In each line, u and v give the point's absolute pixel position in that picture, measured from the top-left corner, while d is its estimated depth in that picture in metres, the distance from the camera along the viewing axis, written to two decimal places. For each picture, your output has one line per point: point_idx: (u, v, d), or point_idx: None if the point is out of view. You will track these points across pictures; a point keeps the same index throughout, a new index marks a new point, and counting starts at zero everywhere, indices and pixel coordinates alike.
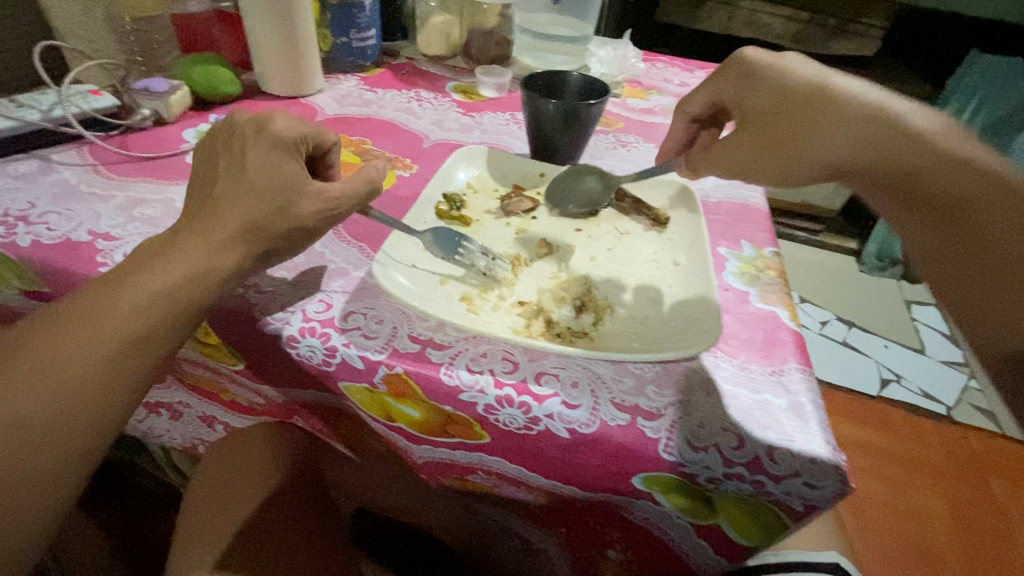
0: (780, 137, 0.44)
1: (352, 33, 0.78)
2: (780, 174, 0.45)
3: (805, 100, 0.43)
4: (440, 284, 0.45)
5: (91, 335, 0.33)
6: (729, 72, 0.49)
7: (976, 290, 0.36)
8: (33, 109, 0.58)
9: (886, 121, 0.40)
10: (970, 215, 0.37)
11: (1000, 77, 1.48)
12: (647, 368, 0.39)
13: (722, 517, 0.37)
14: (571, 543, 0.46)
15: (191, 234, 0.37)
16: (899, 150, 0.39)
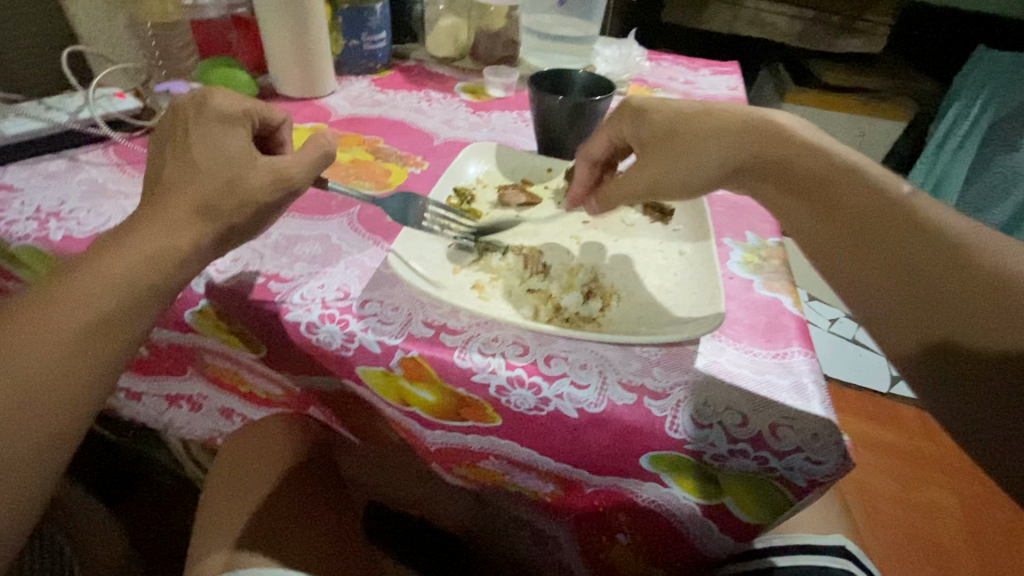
0: (672, 154, 0.44)
1: (363, 36, 0.80)
2: (675, 185, 0.45)
3: (686, 119, 0.44)
4: (453, 273, 0.46)
5: (53, 319, 0.34)
6: (624, 110, 0.48)
7: (878, 286, 0.36)
8: (61, 112, 0.60)
9: (769, 133, 0.42)
10: (853, 211, 0.37)
11: (1010, 69, 1.48)
12: (654, 351, 0.41)
13: (728, 496, 0.38)
14: (580, 528, 0.47)
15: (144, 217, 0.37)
16: (774, 153, 0.41)
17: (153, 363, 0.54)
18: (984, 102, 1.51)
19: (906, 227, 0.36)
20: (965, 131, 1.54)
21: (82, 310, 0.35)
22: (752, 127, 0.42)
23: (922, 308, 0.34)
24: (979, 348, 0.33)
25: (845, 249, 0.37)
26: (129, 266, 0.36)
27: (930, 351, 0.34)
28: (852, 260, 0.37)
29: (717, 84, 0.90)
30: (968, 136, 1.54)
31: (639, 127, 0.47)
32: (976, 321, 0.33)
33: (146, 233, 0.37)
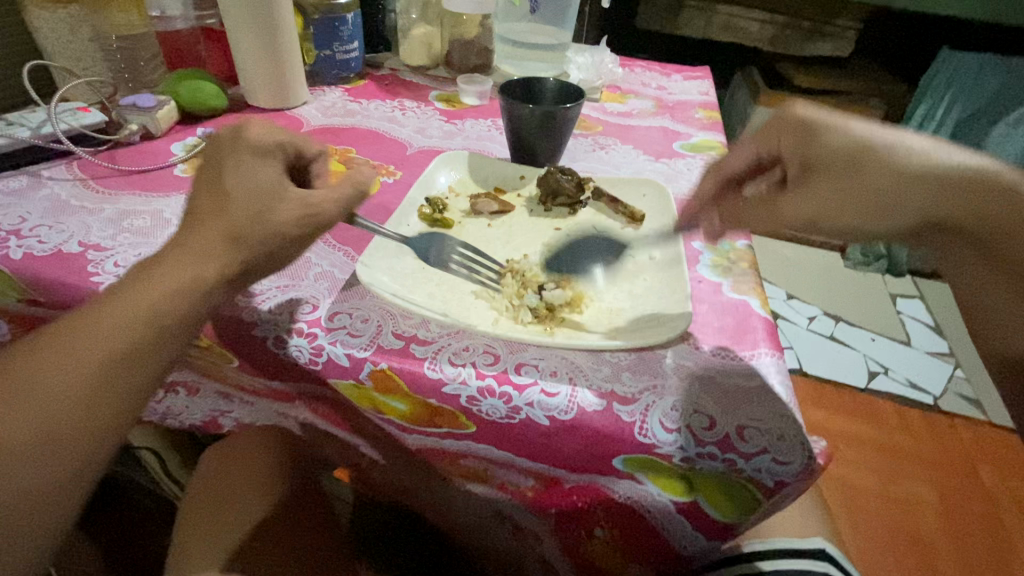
0: (845, 193, 0.39)
1: (335, 46, 0.80)
2: (867, 219, 0.39)
3: (884, 168, 0.39)
4: (425, 283, 0.46)
5: (35, 395, 0.33)
6: (780, 126, 0.43)
7: None
8: (22, 126, 0.59)
9: (967, 181, 0.38)
10: None
11: (973, 72, 1.53)
12: (623, 357, 0.41)
13: (700, 493, 0.38)
14: (560, 527, 0.45)
15: (133, 287, 0.36)
16: (994, 211, 0.38)
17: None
18: (947, 106, 1.57)
19: None
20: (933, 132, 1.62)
21: (64, 386, 0.33)
22: (979, 186, 0.38)
23: None
24: None
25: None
26: (118, 339, 0.34)
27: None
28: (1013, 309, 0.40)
29: (688, 89, 0.92)
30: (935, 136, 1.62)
31: (792, 153, 0.42)
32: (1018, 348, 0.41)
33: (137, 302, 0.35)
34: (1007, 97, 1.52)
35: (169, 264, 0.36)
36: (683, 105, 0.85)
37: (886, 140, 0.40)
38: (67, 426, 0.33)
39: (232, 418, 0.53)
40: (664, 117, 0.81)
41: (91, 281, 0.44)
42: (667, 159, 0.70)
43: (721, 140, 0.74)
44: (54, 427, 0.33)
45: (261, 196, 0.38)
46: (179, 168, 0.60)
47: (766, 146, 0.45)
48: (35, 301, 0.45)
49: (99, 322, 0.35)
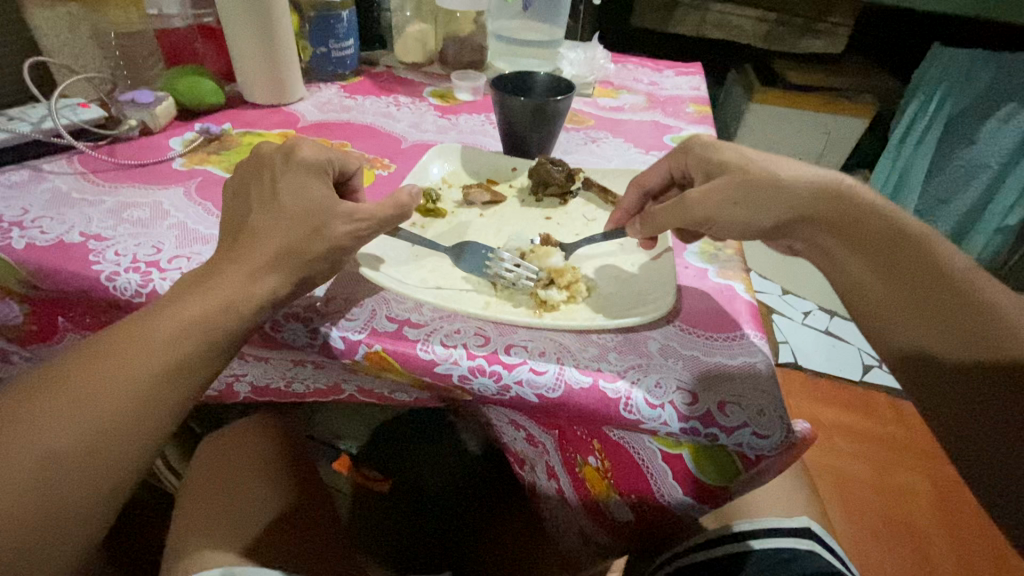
0: (738, 189, 0.44)
1: (331, 43, 0.81)
2: (749, 207, 0.43)
3: (761, 172, 0.44)
4: (417, 271, 0.47)
5: (80, 412, 0.33)
6: (688, 147, 0.50)
7: (930, 324, 0.37)
8: (23, 122, 0.60)
9: (828, 188, 0.43)
10: (923, 284, 0.38)
11: (965, 66, 1.54)
12: (610, 338, 0.42)
13: (687, 451, 0.39)
14: (562, 444, 0.49)
15: (155, 320, 0.36)
16: (841, 208, 0.42)
17: (41, 328, 0.49)
18: (940, 100, 1.58)
19: (949, 288, 0.37)
20: (925, 126, 1.62)
21: (87, 424, 0.33)
22: (829, 190, 0.43)
23: (962, 335, 0.36)
24: (954, 364, 0.35)
25: (904, 309, 0.38)
26: (144, 374, 0.35)
27: (926, 373, 0.36)
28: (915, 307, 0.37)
29: (680, 84, 0.93)
30: (928, 131, 1.62)
31: (700, 165, 0.49)
32: (931, 335, 0.37)
33: (163, 335, 0.35)
34: (1000, 92, 1.52)
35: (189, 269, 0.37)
36: (674, 100, 0.87)
37: (772, 159, 0.46)
38: (102, 450, 0.34)
39: (247, 382, 0.52)
40: (656, 112, 0.83)
41: (92, 269, 0.45)
42: (657, 152, 0.71)
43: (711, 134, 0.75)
44: (90, 452, 0.33)
45: (298, 201, 0.40)
46: (178, 162, 0.61)
47: (679, 164, 0.51)
48: (38, 289, 0.46)
49: (121, 357, 0.35)
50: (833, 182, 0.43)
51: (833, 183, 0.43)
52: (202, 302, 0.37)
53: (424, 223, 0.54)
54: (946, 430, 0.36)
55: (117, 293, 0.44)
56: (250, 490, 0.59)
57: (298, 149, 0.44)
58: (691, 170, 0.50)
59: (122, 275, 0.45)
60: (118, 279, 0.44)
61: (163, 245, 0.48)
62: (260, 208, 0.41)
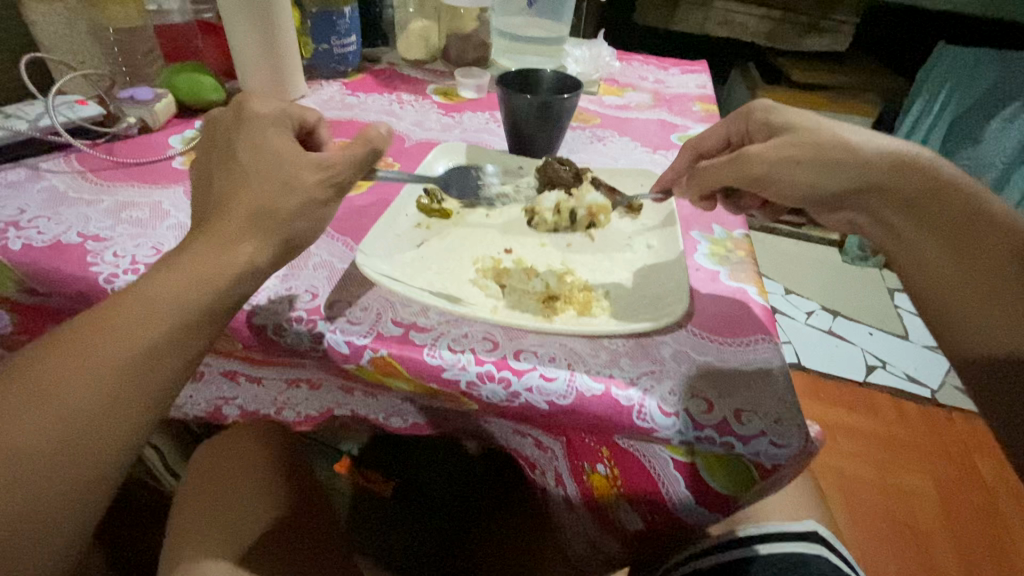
0: (808, 150, 0.44)
1: (333, 40, 0.80)
2: (815, 167, 0.43)
3: (830, 135, 0.44)
4: (424, 273, 0.46)
5: (72, 392, 0.32)
6: (751, 110, 0.51)
7: (999, 307, 0.37)
8: (20, 119, 0.59)
9: (909, 162, 0.42)
10: (996, 269, 0.38)
11: (969, 64, 1.55)
12: (622, 343, 0.41)
13: (699, 459, 0.39)
14: (570, 450, 0.47)
15: (127, 315, 0.34)
16: (921, 186, 0.41)
17: (30, 334, 0.48)
18: (946, 98, 1.58)
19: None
20: (930, 124, 1.63)
21: (81, 404, 0.32)
22: (910, 162, 0.42)
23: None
24: (1010, 341, 0.36)
25: (971, 288, 0.38)
26: (121, 375, 0.33)
27: (976, 352, 0.37)
28: (984, 287, 0.38)
29: (686, 82, 0.92)
30: (933, 129, 1.63)
31: (761, 128, 0.49)
32: (990, 316, 0.37)
33: (131, 336, 0.34)
34: (1004, 91, 1.51)
35: (192, 274, 0.36)
36: (681, 98, 0.86)
37: (843, 126, 0.46)
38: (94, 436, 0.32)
39: (236, 405, 0.54)
40: (662, 110, 0.82)
41: (91, 270, 0.44)
42: (665, 151, 0.70)
43: None
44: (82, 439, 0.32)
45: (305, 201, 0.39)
46: (178, 160, 0.60)
47: (739, 129, 0.53)
48: (34, 291, 0.45)
49: (68, 372, 0.32)
50: (915, 155, 0.43)
51: (916, 157, 0.43)
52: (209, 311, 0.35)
53: (430, 224, 0.53)
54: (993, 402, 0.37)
55: (115, 295, 0.43)
56: (250, 494, 0.58)
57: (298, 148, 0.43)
58: (754, 132, 0.50)
59: (120, 277, 0.43)
60: (117, 281, 0.43)
61: (162, 245, 0.47)
62: None
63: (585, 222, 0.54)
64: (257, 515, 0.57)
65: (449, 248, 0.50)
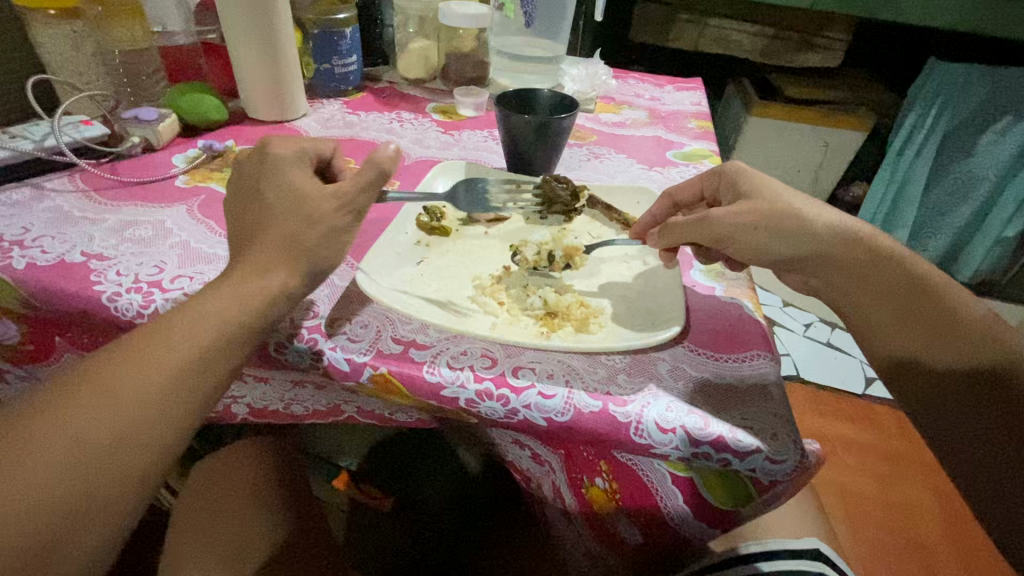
0: (766, 219, 0.44)
1: (334, 59, 0.82)
2: (772, 236, 0.44)
3: (786, 207, 0.45)
4: (423, 291, 0.47)
5: (124, 394, 0.33)
6: (723, 169, 0.51)
7: (931, 345, 0.41)
8: (26, 139, 0.59)
9: (842, 230, 0.44)
10: (925, 315, 0.42)
11: (960, 81, 1.54)
12: (619, 359, 0.42)
13: (696, 473, 0.39)
14: (567, 465, 0.48)
15: (170, 329, 0.36)
16: (857, 252, 0.44)
17: (38, 347, 0.49)
18: (937, 113, 1.59)
19: (947, 315, 0.42)
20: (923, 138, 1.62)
21: (130, 405, 0.33)
22: (857, 237, 0.44)
23: (952, 346, 0.41)
24: (948, 368, 0.40)
25: (909, 336, 0.42)
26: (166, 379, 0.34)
27: (929, 381, 0.41)
28: (913, 334, 0.42)
29: (682, 100, 0.93)
30: (926, 142, 1.63)
31: (728, 189, 0.50)
32: (932, 352, 0.41)
33: (177, 345, 0.35)
34: (994, 106, 1.54)
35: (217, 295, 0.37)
36: (676, 115, 0.87)
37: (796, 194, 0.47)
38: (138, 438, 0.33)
39: (245, 404, 0.51)
40: (658, 127, 0.83)
41: (94, 289, 0.44)
42: (660, 168, 0.71)
43: (714, 149, 0.75)
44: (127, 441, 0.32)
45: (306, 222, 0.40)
46: (181, 179, 0.61)
47: (712, 186, 0.52)
48: (39, 309, 0.45)
49: (64, 419, 0.31)
50: (846, 223, 0.45)
51: (847, 226, 0.45)
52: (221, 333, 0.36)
53: (429, 242, 0.53)
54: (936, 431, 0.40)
55: (118, 314, 0.43)
56: (253, 513, 0.58)
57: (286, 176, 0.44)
58: (720, 193, 0.51)
59: (124, 295, 0.44)
60: (120, 300, 0.44)
61: (165, 264, 0.48)
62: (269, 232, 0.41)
63: (561, 262, 0.52)
64: (257, 531, 0.57)
65: (448, 267, 0.50)
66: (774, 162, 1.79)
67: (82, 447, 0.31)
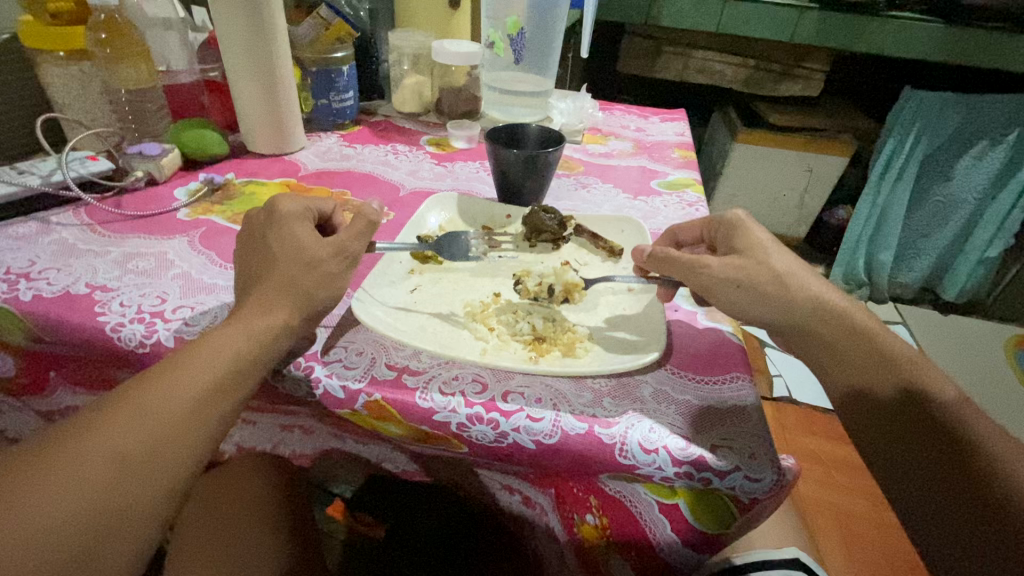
0: (751, 257, 0.48)
1: (332, 95, 0.85)
2: (751, 264, 0.47)
3: (765, 251, 0.48)
4: (415, 320, 0.49)
5: (147, 420, 0.34)
6: (722, 215, 0.54)
7: (881, 385, 0.43)
8: (33, 175, 0.62)
9: (797, 270, 0.47)
10: (874, 357, 0.44)
11: (935, 109, 1.59)
12: (604, 383, 0.44)
13: (682, 498, 0.41)
14: (561, 506, 0.47)
15: (187, 360, 0.37)
16: (815, 294, 0.46)
17: (33, 380, 0.50)
18: (915, 139, 1.64)
19: (892, 358, 0.44)
20: (902, 163, 1.67)
21: (152, 431, 0.34)
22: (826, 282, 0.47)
23: (895, 387, 0.42)
24: (897, 409, 0.41)
25: (859, 375, 0.43)
26: (187, 407, 0.35)
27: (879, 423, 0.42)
28: (863, 372, 0.43)
29: (666, 130, 0.97)
30: (906, 167, 1.67)
31: (724, 229, 0.52)
32: (880, 391, 0.43)
33: (195, 375, 0.37)
34: (969, 132, 1.60)
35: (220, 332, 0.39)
36: (660, 146, 0.91)
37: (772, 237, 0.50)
38: (160, 463, 0.34)
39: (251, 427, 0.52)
40: (642, 157, 0.86)
41: (98, 320, 0.46)
42: (645, 197, 0.74)
43: (696, 179, 0.78)
44: (149, 465, 0.33)
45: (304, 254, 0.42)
46: (183, 212, 0.63)
47: (709, 230, 0.55)
48: (42, 340, 0.47)
49: (72, 454, 0.32)
50: (802, 265, 0.48)
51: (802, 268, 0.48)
52: (225, 364, 0.38)
53: (422, 270, 0.56)
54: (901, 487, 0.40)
55: (121, 344, 0.45)
56: (255, 535, 0.58)
57: (287, 212, 0.46)
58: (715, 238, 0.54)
59: (127, 326, 0.46)
60: (123, 330, 0.45)
61: (167, 295, 0.50)
62: (270, 264, 0.43)
63: (561, 297, 0.53)
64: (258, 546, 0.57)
65: (441, 295, 0.53)
66: (760, 186, 1.84)
67: (108, 472, 0.32)
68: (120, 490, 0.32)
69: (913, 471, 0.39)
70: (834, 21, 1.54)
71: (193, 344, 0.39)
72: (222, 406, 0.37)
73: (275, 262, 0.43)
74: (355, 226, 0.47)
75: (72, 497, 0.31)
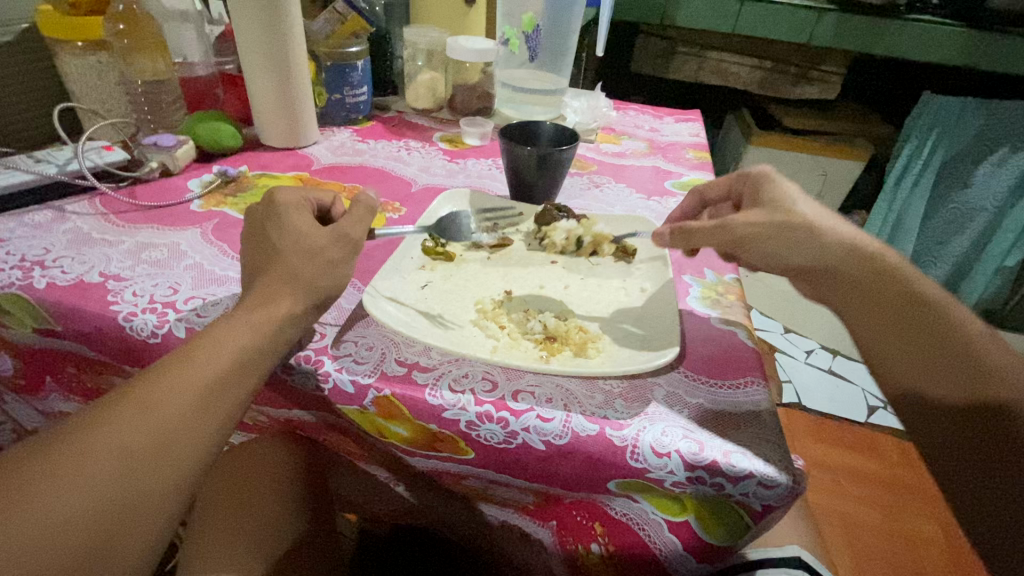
0: (783, 236, 0.46)
1: (346, 90, 0.85)
2: (782, 237, 0.45)
3: (801, 219, 0.46)
4: (425, 317, 0.48)
5: (153, 416, 0.34)
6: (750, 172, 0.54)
7: (942, 369, 0.40)
8: (50, 164, 0.62)
9: (848, 243, 0.46)
10: (934, 340, 0.41)
11: (955, 115, 1.58)
12: (616, 385, 0.43)
13: (692, 514, 0.41)
14: (562, 537, 0.48)
15: (195, 355, 0.37)
16: (866, 270, 0.45)
17: (29, 381, 0.53)
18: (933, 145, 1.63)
19: (954, 340, 0.41)
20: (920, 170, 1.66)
21: (158, 428, 0.34)
22: (869, 267, 0.45)
23: (955, 373, 0.40)
24: (956, 401, 0.39)
25: (914, 358, 0.41)
26: (194, 403, 0.35)
27: (934, 411, 0.40)
28: (917, 355, 0.41)
29: (680, 131, 0.96)
30: (922, 174, 1.66)
31: (753, 195, 0.51)
32: (939, 378, 0.40)
33: (202, 371, 0.36)
34: (988, 139, 1.57)
35: (233, 323, 0.39)
36: (674, 146, 0.90)
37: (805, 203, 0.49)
38: (166, 460, 0.33)
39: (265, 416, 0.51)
40: (656, 158, 0.85)
41: (110, 309, 0.46)
42: (658, 198, 0.73)
43: None
44: (156, 462, 0.33)
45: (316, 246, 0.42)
46: (196, 204, 0.63)
47: (741, 183, 0.55)
48: (55, 327, 0.47)
49: (79, 450, 0.32)
50: (852, 237, 0.46)
51: (854, 241, 0.46)
52: (235, 356, 0.37)
53: (433, 267, 0.55)
54: (949, 474, 0.39)
55: (133, 333, 0.45)
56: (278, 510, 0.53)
57: (300, 204, 0.46)
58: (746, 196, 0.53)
59: (139, 315, 0.46)
60: (135, 319, 0.45)
61: (179, 285, 0.50)
62: (282, 256, 0.43)
63: (588, 249, 0.59)
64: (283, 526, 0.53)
65: (452, 292, 0.52)
66: None
67: (114, 469, 0.32)
68: (126, 487, 0.32)
69: (966, 466, 0.38)
70: (853, 24, 1.52)
71: (201, 338, 0.38)
72: (231, 397, 0.37)
73: (286, 254, 0.43)
74: (366, 220, 0.47)
75: (78, 496, 0.31)
